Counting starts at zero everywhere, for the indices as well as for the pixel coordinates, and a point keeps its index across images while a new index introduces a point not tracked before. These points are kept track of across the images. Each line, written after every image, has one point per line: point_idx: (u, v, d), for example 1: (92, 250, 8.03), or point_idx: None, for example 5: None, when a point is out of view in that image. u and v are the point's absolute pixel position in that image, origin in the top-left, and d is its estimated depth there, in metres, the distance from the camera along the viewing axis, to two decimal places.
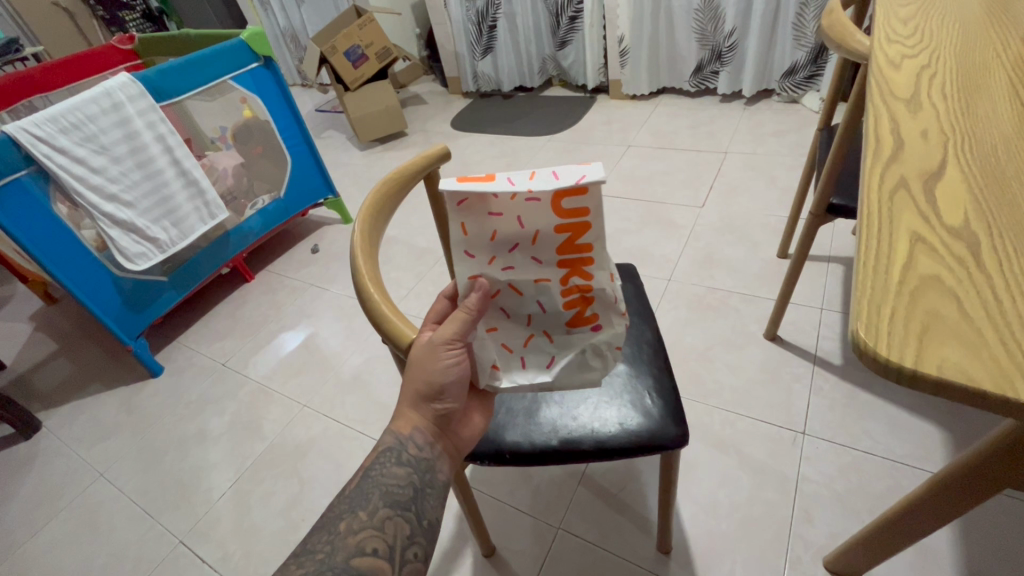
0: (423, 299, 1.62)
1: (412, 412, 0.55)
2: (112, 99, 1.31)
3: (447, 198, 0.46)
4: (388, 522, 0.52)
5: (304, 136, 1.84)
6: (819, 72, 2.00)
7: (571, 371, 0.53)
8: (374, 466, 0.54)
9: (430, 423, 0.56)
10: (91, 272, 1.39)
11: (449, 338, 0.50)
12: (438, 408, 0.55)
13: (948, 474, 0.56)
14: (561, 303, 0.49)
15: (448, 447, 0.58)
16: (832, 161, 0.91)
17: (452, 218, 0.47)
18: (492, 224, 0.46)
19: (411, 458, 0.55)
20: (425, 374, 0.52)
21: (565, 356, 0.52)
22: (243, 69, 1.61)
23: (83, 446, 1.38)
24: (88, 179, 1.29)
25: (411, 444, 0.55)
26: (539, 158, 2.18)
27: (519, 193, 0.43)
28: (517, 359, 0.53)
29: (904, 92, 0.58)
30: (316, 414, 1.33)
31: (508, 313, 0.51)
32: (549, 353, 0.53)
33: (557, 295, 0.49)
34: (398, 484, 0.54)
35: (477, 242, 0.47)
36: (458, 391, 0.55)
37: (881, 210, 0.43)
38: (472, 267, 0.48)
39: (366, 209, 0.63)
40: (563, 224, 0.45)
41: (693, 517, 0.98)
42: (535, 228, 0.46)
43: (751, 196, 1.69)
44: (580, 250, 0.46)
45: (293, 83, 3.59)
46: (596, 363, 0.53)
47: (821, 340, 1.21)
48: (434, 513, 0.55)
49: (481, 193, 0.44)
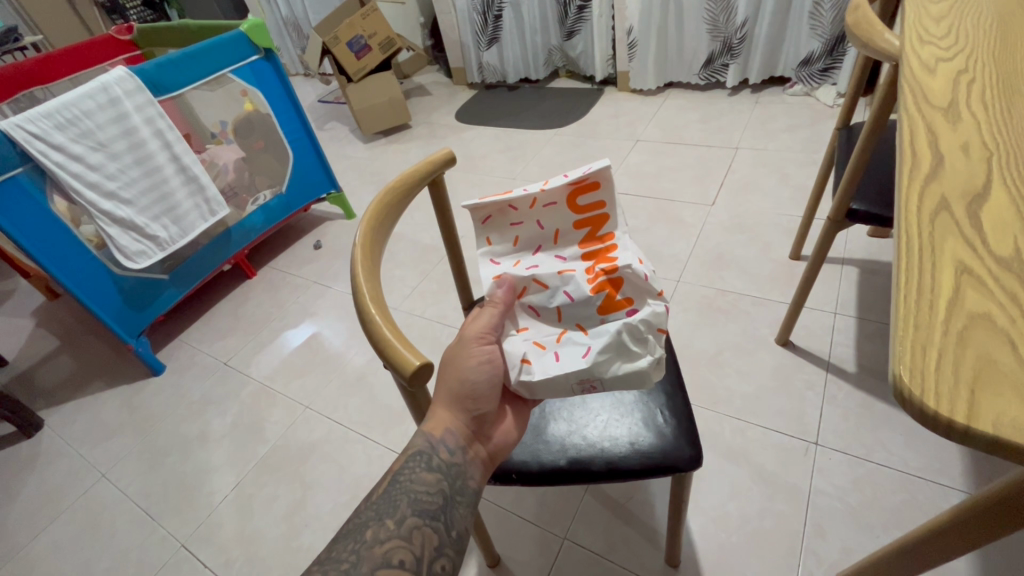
0: (426, 298, 1.59)
1: (445, 414, 0.54)
2: (109, 93, 1.27)
3: (474, 217, 0.60)
4: (416, 532, 0.48)
5: (306, 130, 1.81)
6: (835, 65, 1.95)
7: (608, 357, 0.54)
8: (403, 471, 0.51)
9: (463, 427, 0.54)
10: (90, 270, 1.36)
11: (484, 329, 0.56)
12: (472, 411, 0.55)
13: (957, 510, 0.53)
14: (589, 289, 0.57)
15: (481, 452, 0.56)
16: (855, 165, 0.86)
17: (479, 233, 0.61)
18: (514, 233, 0.61)
19: (442, 463, 0.52)
20: (458, 370, 0.55)
21: (600, 342, 0.55)
22: (243, 62, 1.58)
23: (85, 446, 1.38)
24: (84, 176, 1.26)
25: (442, 448, 0.52)
26: (545, 152, 2.13)
27: (536, 194, 0.58)
28: (551, 355, 0.56)
29: (941, 100, 0.54)
30: (319, 416, 1.32)
31: (537, 311, 0.59)
32: (585, 343, 0.56)
33: (582, 281, 0.57)
34: (428, 492, 0.51)
35: (501, 249, 0.62)
36: (490, 391, 0.56)
37: (923, 234, 0.40)
38: (496, 271, 0.60)
39: (366, 225, 0.60)
40: (580, 220, 0.59)
41: (702, 530, 0.96)
42: (554, 229, 0.60)
43: (763, 194, 1.65)
44: (602, 241, 0.59)
45: (295, 73, 3.54)
46: (634, 350, 0.55)
47: (834, 345, 1.18)
48: (464, 522, 0.51)
49: (502, 206, 0.59)
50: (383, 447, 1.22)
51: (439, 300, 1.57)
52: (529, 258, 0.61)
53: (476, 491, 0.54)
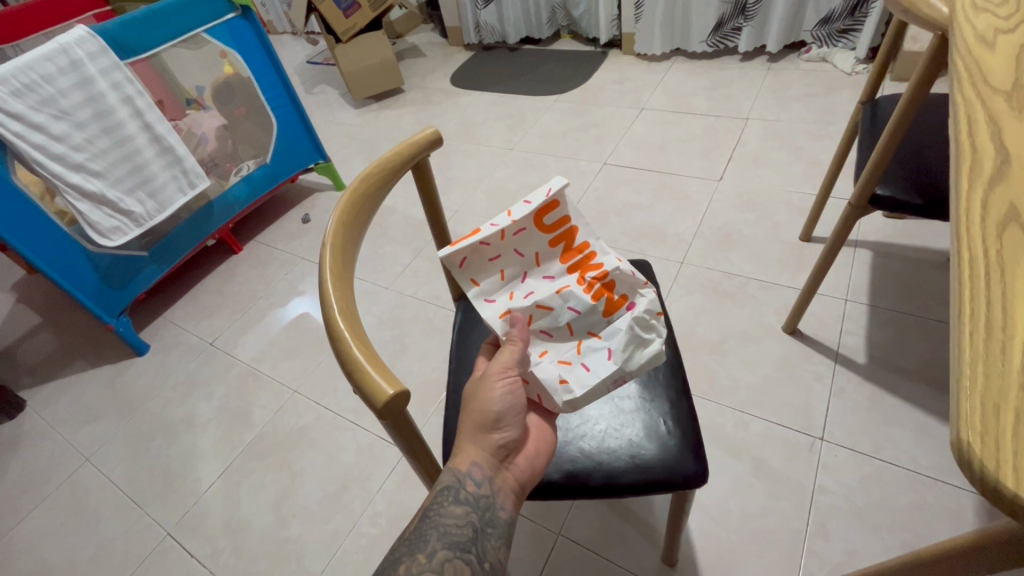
0: (419, 277, 1.53)
1: (470, 445, 0.49)
2: (69, 56, 1.17)
3: (449, 264, 0.53)
4: (447, 565, 0.42)
5: (290, 95, 1.68)
6: (855, 26, 1.84)
7: (629, 351, 0.54)
8: (432, 505, 0.46)
9: (489, 456, 0.49)
10: (61, 247, 1.29)
11: (505, 363, 0.50)
12: (498, 439, 0.49)
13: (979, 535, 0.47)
14: (590, 300, 0.54)
15: (511, 479, 0.50)
16: (881, 149, 0.78)
17: (460, 279, 0.54)
18: (496, 267, 0.55)
19: (469, 495, 0.46)
20: (480, 403, 0.50)
21: (618, 341, 0.54)
22: (218, 21, 1.44)
23: (68, 429, 1.34)
24: (49, 147, 1.17)
25: (469, 480, 0.47)
26: (545, 119, 2.02)
27: (506, 227, 0.53)
28: (577, 366, 0.54)
29: (1004, 82, 0.46)
30: (308, 401, 1.27)
31: (548, 332, 0.55)
32: (604, 347, 0.54)
33: (582, 294, 0.54)
34: (457, 523, 0.45)
35: (491, 286, 0.55)
36: (517, 416, 0.50)
37: (989, 256, 0.34)
38: (498, 308, 0.54)
39: (339, 216, 0.54)
40: (553, 237, 0.55)
41: (701, 528, 0.93)
42: (533, 253, 0.55)
43: (773, 168, 1.57)
44: (579, 252, 0.56)
45: (283, 31, 3.36)
46: (646, 337, 0.54)
47: (845, 335, 1.13)
48: (497, 555, 0.46)
49: (474, 246, 0.53)
50: (373, 434, 1.18)
51: (432, 278, 1.51)
52: (519, 285, 0.56)
53: (508, 528, 0.48)
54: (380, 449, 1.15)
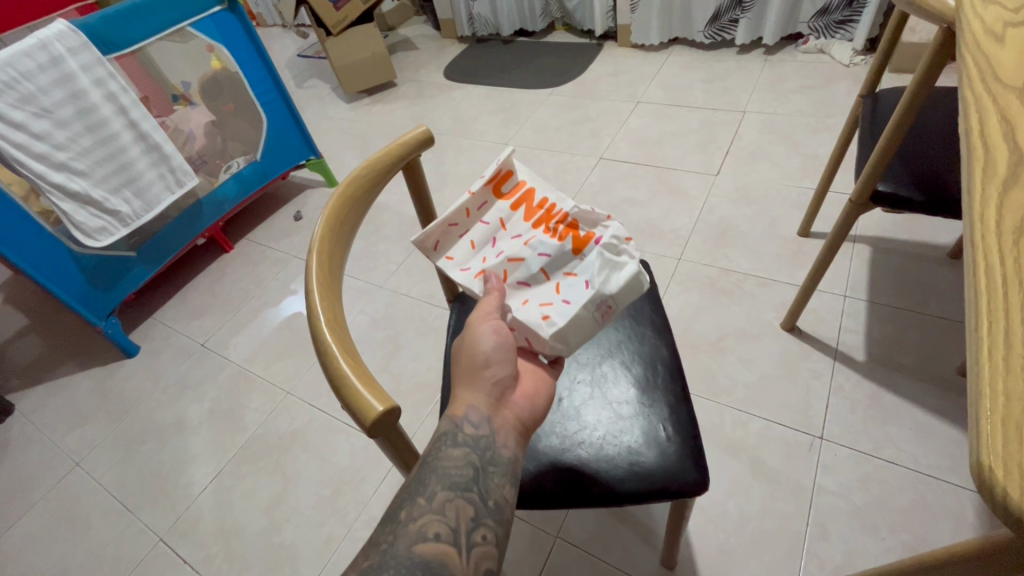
0: (414, 275, 1.50)
1: (465, 390, 0.46)
2: (49, 51, 1.13)
3: (424, 248, 0.55)
4: (449, 504, 0.40)
5: (280, 90, 1.65)
6: (853, 18, 1.82)
7: (604, 274, 0.49)
8: (431, 453, 0.44)
9: (484, 396, 0.46)
10: (46, 248, 1.26)
11: (488, 309, 0.49)
12: (490, 377, 0.47)
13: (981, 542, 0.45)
14: (555, 242, 0.52)
15: (509, 416, 0.47)
16: (884, 146, 0.76)
17: (438, 260, 0.56)
18: (467, 241, 0.56)
19: (467, 437, 0.44)
20: (469, 349, 0.48)
21: (590, 270, 0.50)
22: (203, 14, 1.41)
23: (57, 433, 1.32)
24: (30, 146, 1.14)
25: (466, 423, 0.44)
26: (540, 113, 1.99)
27: (468, 202, 0.55)
28: (553, 302, 0.50)
29: (1016, 79, 0.44)
30: (301, 402, 1.25)
31: (525, 282, 0.53)
32: (580, 281, 0.50)
33: (546, 238, 0.52)
34: (458, 465, 0.43)
35: (465, 258, 0.55)
36: (507, 353, 0.48)
37: (1007, 266, 0.32)
38: (473, 273, 0.54)
39: (326, 220, 0.52)
40: (514, 205, 0.56)
41: (700, 529, 0.92)
42: (500, 221, 0.56)
43: (771, 163, 1.55)
44: (541, 207, 0.55)
45: (273, 24, 3.31)
46: (618, 260, 0.50)
47: (844, 332, 1.12)
48: (501, 492, 0.43)
49: (443, 228, 0.55)
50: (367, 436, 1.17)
51: (426, 276, 1.49)
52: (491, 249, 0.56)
53: (513, 465, 0.45)
54: (375, 451, 1.14)
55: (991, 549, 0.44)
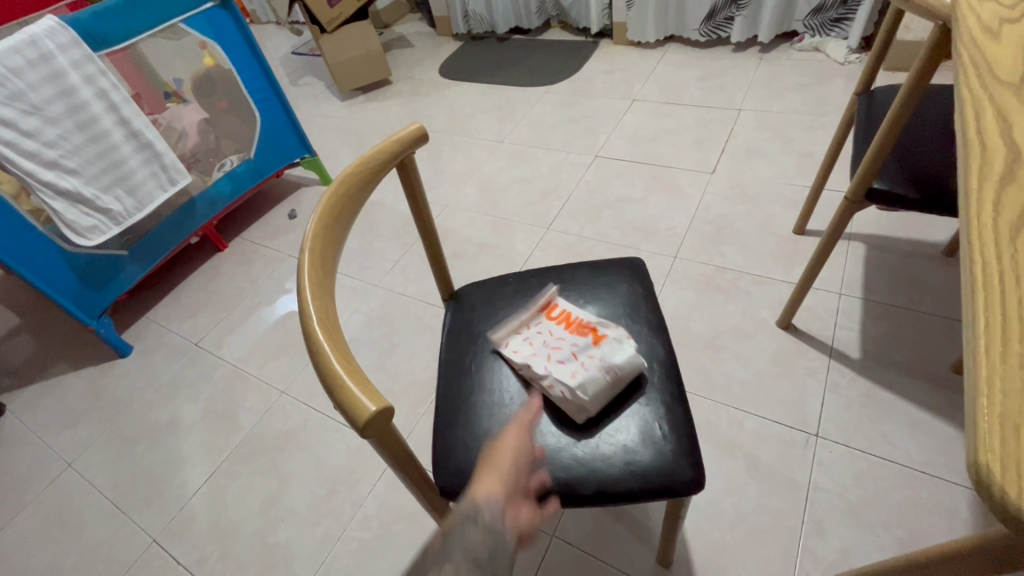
0: (409, 274, 1.50)
1: (490, 482, 0.46)
2: (39, 48, 1.12)
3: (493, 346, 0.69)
4: None
5: (273, 88, 1.63)
6: (848, 15, 1.82)
7: (611, 351, 0.63)
8: (452, 530, 0.42)
9: (508, 492, 0.46)
10: (35, 247, 1.24)
11: (524, 424, 0.52)
12: (516, 481, 0.47)
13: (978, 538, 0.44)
14: (579, 333, 0.65)
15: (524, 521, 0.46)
16: (879, 143, 0.76)
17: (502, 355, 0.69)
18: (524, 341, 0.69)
19: (492, 522, 0.43)
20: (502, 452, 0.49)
21: (603, 350, 0.63)
22: (195, 10, 1.40)
23: (49, 433, 1.30)
24: (19, 144, 1.13)
25: (489, 509, 0.44)
26: (536, 111, 1.99)
27: (524, 321, 0.69)
28: (578, 367, 0.62)
29: (1011, 76, 0.44)
30: (296, 402, 1.25)
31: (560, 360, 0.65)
32: (596, 358, 0.63)
33: (574, 333, 0.66)
34: (477, 549, 0.41)
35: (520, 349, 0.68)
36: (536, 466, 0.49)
37: (1003, 262, 0.32)
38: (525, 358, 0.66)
39: (319, 218, 0.51)
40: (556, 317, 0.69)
41: (695, 527, 0.92)
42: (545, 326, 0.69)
43: (766, 160, 1.55)
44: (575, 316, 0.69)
45: (267, 21, 3.29)
46: (622, 344, 0.63)
47: (839, 329, 1.12)
48: None
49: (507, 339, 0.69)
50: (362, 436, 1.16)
51: (422, 275, 1.48)
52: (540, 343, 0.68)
53: (518, 552, 0.45)
54: (370, 450, 1.13)
55: (986, 549, 0.44)
